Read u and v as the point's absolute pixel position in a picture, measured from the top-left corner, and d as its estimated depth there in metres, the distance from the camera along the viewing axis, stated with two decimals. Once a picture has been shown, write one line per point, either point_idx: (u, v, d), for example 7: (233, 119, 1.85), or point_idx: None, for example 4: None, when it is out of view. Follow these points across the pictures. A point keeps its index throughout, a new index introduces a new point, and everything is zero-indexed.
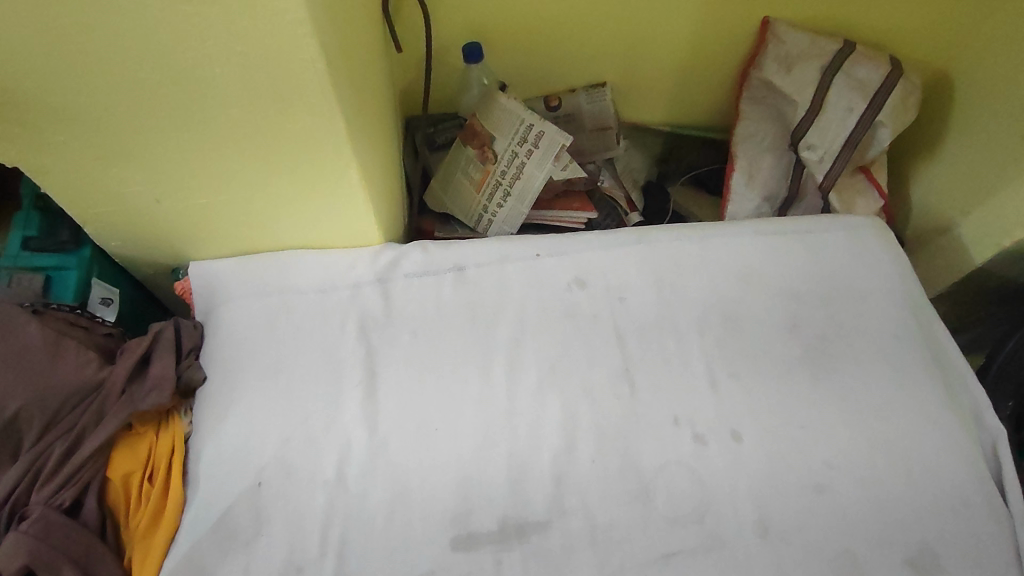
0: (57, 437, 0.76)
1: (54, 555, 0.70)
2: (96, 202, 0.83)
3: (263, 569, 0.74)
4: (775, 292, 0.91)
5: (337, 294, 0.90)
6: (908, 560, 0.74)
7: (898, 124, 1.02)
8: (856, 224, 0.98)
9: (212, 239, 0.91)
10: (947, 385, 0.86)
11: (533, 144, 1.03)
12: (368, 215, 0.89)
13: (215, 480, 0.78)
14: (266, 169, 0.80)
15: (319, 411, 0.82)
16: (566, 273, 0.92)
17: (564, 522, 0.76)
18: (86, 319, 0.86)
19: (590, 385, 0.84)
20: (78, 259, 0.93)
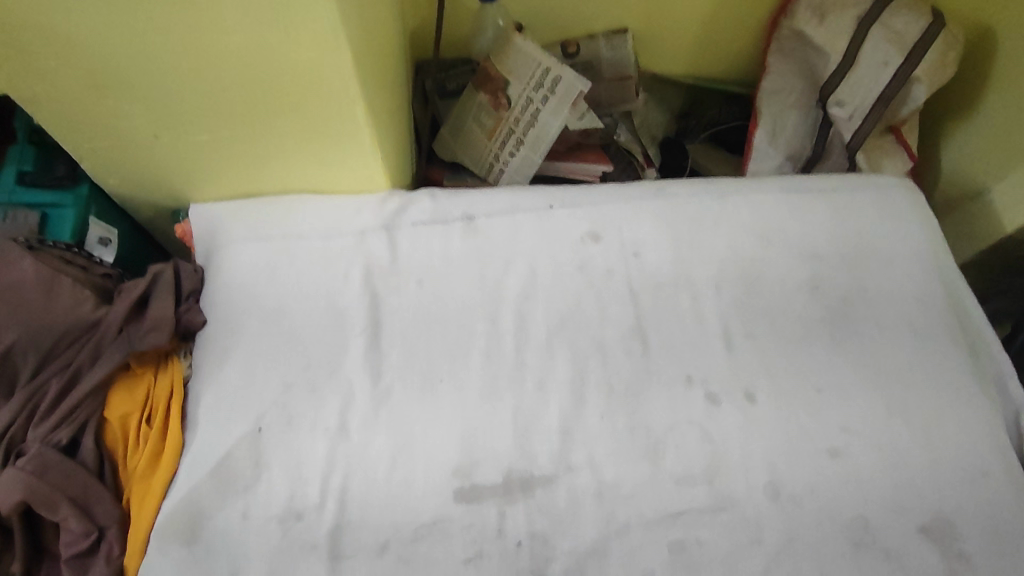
0: (53, 374, 0.75)
1: (52, 492, 0.69)
2: (91, 136, 0.80)
3: (261, 515, 0.72)
4: (796, 252, 0.87)
5: (342, 240, 0.87)
6: (923, 527, 0.72)
7: (933, 82, 0.97)
8: (883, 184, 0.93)
9: (213, 180, 0.88)
10: (972, 352, 0.83)
11: (549, 90, 0.98)
12: (373, 159, 0.86)
13: (215, 423, 0.77)
14: (269, 106, 0.76)
15: (322, 358, 0.80)
16: (580, 225, 0.89)
17: (570, 477, 0.74)
18: (83, 258, 0.84)
19: (601, 341, 0.81)
20: (75, 196, 0.89)
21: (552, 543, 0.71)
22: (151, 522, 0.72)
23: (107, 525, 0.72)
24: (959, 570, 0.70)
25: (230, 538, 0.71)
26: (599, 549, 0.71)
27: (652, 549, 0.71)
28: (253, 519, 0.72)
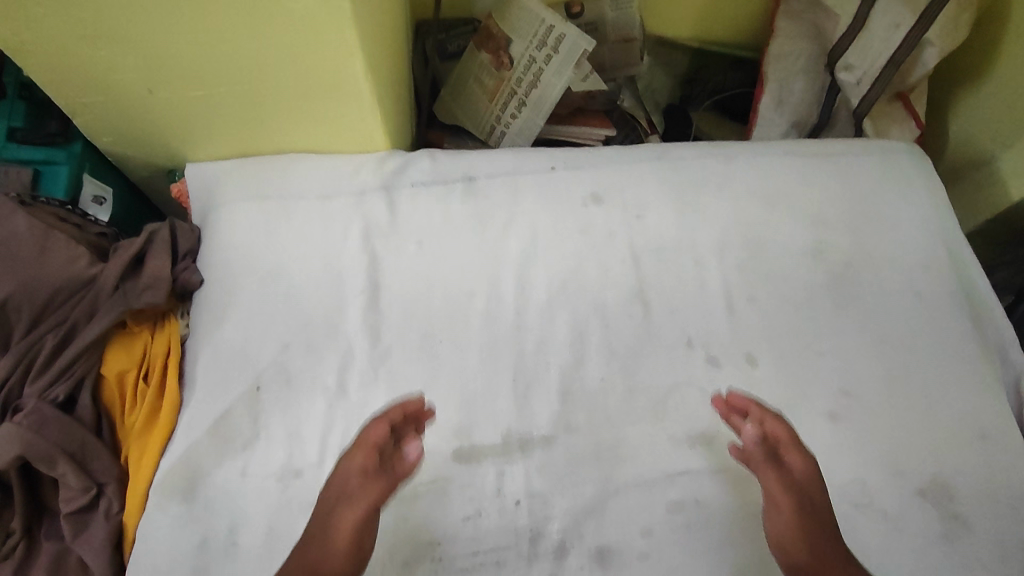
0: (48, 330, 0.74)
1: (49, 447, 0.69)
2: (82, 89, 0.77)
3: (260, 473, 0.72)
4: (801, 216, 0.86)
5: (340, 199, 0.86)
6: (921, 489, 0.72)
7: (947, 43, 0.93)
8: (891, 149, 0.92)
9: (209, 138, 0.86)
10: (975, 318, 0.82)
11: (553, 49, 0.96)
12: (373, 117, 0.84)
13: (212, 382, 0.76)
14: (267, 60, 0.74)
15: (321, 317, 0.79)
16: (581, 187, 0.87)
17: (569, 438, 0.74)
18: (78, 216, 0.83)
19: (603, 303, 0.81)
20: (68, 153, 0.88)
21: (551, 503, 0.71)
22: (150, 479, 0.72)
23: (106, 482, 0.72)
24: (956, 531, 0.70)
25: (228, 495, 0.71)
26: (597, 509, 0.71)
27: (650, 509, 0.71)
28: (251, 477, 0.72)
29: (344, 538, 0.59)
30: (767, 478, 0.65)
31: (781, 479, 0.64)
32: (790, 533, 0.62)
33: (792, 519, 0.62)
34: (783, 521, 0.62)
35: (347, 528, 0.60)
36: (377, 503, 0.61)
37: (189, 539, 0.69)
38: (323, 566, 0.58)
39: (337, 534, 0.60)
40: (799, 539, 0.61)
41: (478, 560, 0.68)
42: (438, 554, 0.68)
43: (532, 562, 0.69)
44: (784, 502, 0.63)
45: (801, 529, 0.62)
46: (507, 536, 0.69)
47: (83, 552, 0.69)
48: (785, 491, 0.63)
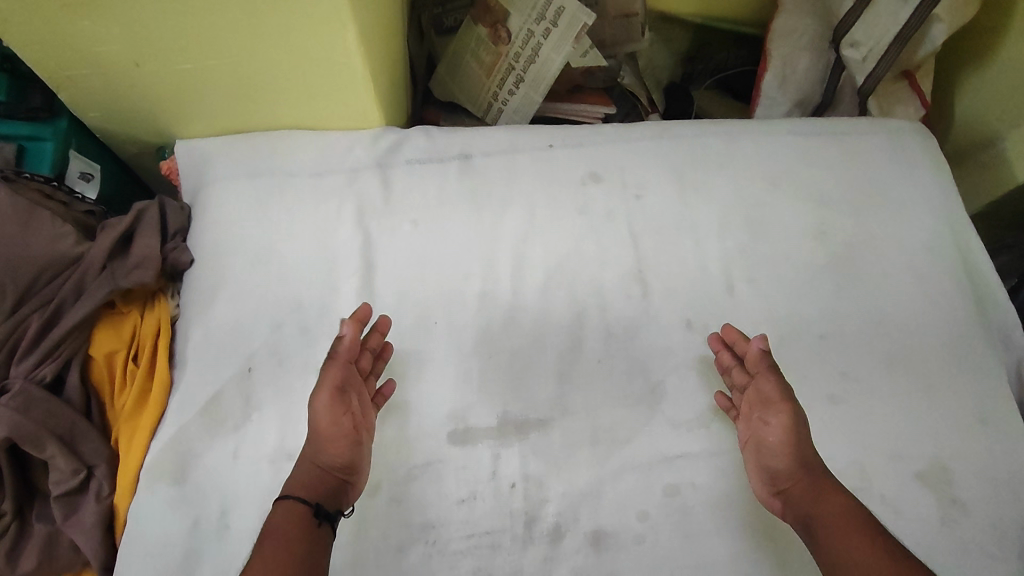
0: (34, 309, 0.73)
1: (37, 429, 0.68)
2: (66, 61, 0.74)
3: (252, 456, 0.71)
4: (803, 196, 0.85)
5: (333, 177, 0.84)
6: (919, 473, 0.71)
7: (955, 20, 0.91)
8: (898, 128, 0.90)
9: (200, 113, 0.84)
10: (977, 301, 0.81)
11: (551, 22, 0.93)
12: (367, 93, 0.81)
13: (203, 364, 0.75)
14: (259, 34, 0.71)
15: (313, 297, 0.78)
16: (580, 166, 0.85)
17: (565, 421, 0.73)
18: (64, 194, 0.81)
19: (601, 285, 0.79)
20: (54, 129, 0.85)
21: (547, 485, 0.70)
22: (140, 461, 0.71)
23: (95, 465, 0.71)
24: (953, 515, 0.70)
25: (220, 477, 0.70)
26: (593, 492, 0.70)
27: (646, 492, 0.70)
28: (244, 459, 0.71)
29: (324, 423, 0.65)
30: (764, 386, 0.68)
31: (778, 388, 0.67)
32: (781, 436, 0.66)
33: (784, 425, 0.66)
34: (773, 427, 0.66)
35: (323, 417, 0.65)
36: (338, 385, 0.67)
37: (181, 522, 0.68)
38: (321, 457, 0.65)
39: (317, 425, 0.65)
40: (787, 443, 0.65)
41: (472, 543, 0.68)
42: (432, 537, 0.68)
43: (527, 545, 0.68)
44: (778, 407, 0.67)
45: (792, 434, 0.65)
46: (502, 519, 0.69)
47: (74, 535, 0.69)
48: (784, 399, 0.67)
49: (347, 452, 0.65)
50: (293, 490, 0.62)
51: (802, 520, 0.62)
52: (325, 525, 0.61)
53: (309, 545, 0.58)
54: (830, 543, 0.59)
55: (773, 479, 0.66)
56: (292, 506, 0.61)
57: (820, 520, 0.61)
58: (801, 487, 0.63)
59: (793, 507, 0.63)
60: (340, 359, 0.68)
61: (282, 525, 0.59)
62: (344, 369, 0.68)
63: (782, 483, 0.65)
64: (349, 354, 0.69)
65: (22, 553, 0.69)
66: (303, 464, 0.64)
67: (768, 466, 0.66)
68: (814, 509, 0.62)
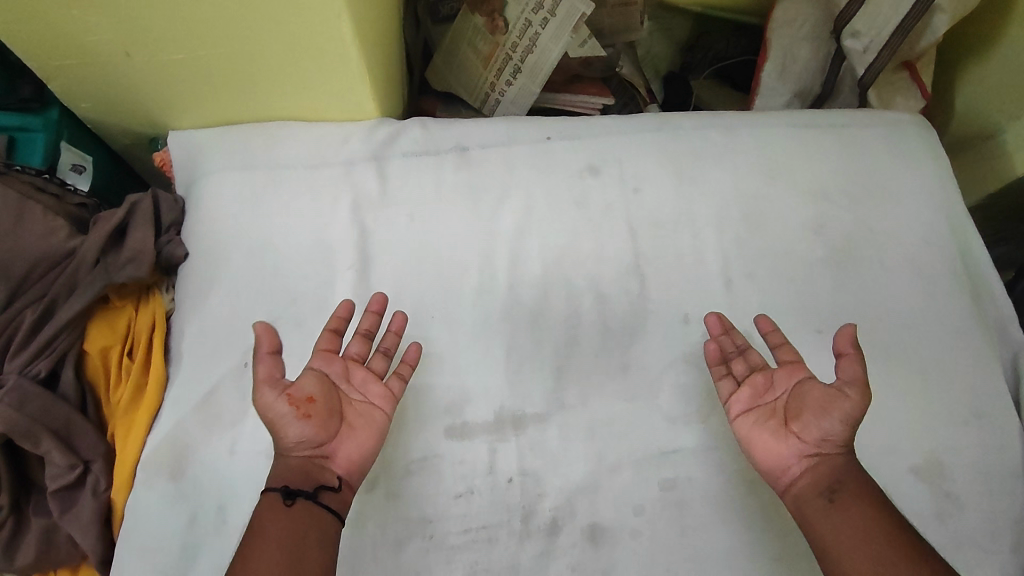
0: (27, 305, 0.72)
1: (32, 425, 0.67)
2: (56, 51, 0.73)
3: (248, 451, 0.71)
4: (801, 189, 0.84)
5: (329, 169, 0.83)
6: (915, 467, 0.72)
7: (957, 8, 0.90)
8: (898, 120, 0.89)
9: (192, 104, 0.82)
10: (975, 295, 0.81)
11: (550, 11, 0.92)
12: (361, 84, 0.80)
13: (199, 358, 0.74)
14: (252, 23, 0.70)
15: (309, 291, 0.78)
16: (578, 158, 0.85)
17: (562, 415, 0.73)
18: (56, 186, 0.80)
19: (599, 279, 0.79)
20: (44, 120, 0.84)
21: (543, 480, 0.71)
22: (137, 457, 0.71)
23: (92, 459, 0.71)
24: (948, 509, 0.70)
25: (217, 472, 0.70)
26: (591, 486, 0.70)
27: (642, 487, 0.71)
28: (241, 454, 0.71)
29: (269, 420, 0.61)
30: (846, 364, 0.62)
31: (861, 374, 0.61)
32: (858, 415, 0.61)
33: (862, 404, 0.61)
34: (856, 402, 0.61)
35: (264, 414, 0.62)
36: (266, 377, 0.62)
37: (178, 517, 0.68)
38: (283, 442, 0.61)
39: (264, 417, 0.62)
40: (858, 419, 0.60)
41: (469, 538, 0.68)
42: (430, 531, 0.68)
43: (524, 539, 0.68)
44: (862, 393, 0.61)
45: (861, 415, 0.61)
46: (499, 514, 0.69)
47: (71, 529, 0.69)
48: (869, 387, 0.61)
49: (297, 432, 0.61)
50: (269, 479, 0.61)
51: (826, 486, 0.60)
52: (296, 505, 0.59)
53: (284, 525, 0.57)
54: (845, 514, 0.58)
55: (815, 443, 0.61)
56: (265, 494, 0.60)
57: (844, 493, 0.59)
58: (844, 458, 0.61)
59: (822, 473, 0.60)
60: (262, 354, 0.63)
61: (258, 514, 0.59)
62: (269, 361, 0.63)
63: (825, 449, 0.61)
64: (269, 343, 0.64)
65: (21, 545, 0.69)
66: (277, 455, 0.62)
67: (816, 430, 0.61)
68: (843, 478, 0.60)
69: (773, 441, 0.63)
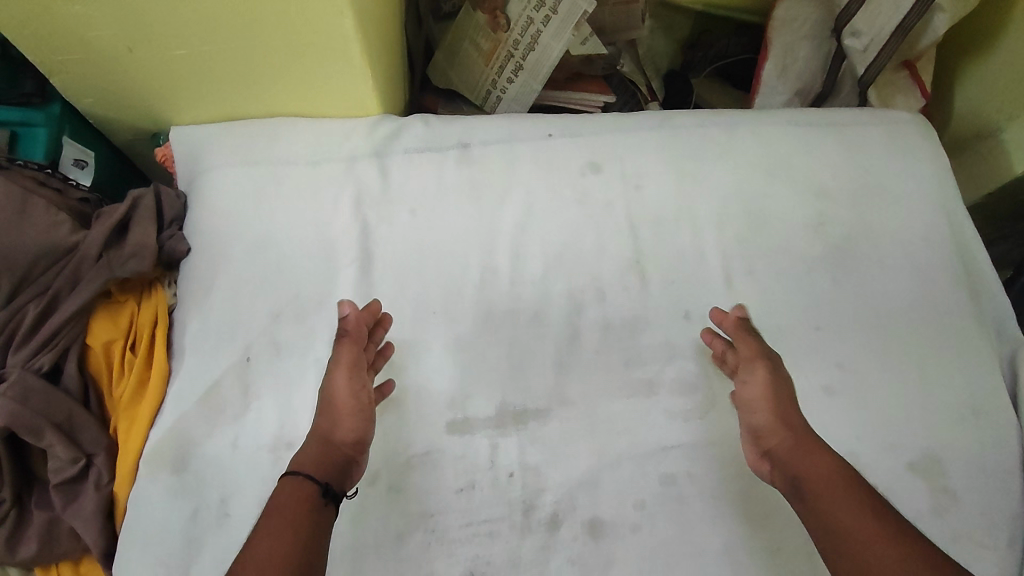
0: (30, 299, 0.73)
1: (36, 418, 0.68)
2: (58, 46, 0.73)
3: (250, 446, 0.71)
4: (801, 188, 0.85)
5: (330, 166, 0.83)
6: (913, 463, 0.72)
7: (958, 7, 0.89)
8: (897, 119, 0.90)
9: (194, 100, 0.83)
10: (973, 293, 0.81)
11: (551, 9, 0.92)
12: (363, 79, 0.80)
13: (201, 353, 0.75)
14: (256, 18, 0.70)
15: (312, 287, 0.78)
16: (580, 155, 0.85)
17: (564, 411, 0.73)
18: (58, 180, 0.80)
19: (600, 276, 0.79)
20: (46, 115, 0.84)
21: (545, 475, 0.71)
22: (139, 451, 0.71)
23: (95, 453, 0.71)
24: (945, 505, 0.71)
25: (220, 465, 0.70)
26: (591, 481, 0.71)
27: (642, 482, 0.71)
28: (243, 449, 0.71)
29: (343, 401, 0.66)
30: (742, 346, 0.71)
31: (754, 348, 0.70)
32: (761, 392, 0.67)
33: (760, 381, 0.68)
34: (751, 383, 0.69)
35: (341, 389, 0.66)
36: (354, 360, 0.68)
37: (180, 511, 0.69)
38: (334, 433, 0.65)
39: (333, 396, 0.66)
40: (765, 399, 0.67)
41: (471, 532, 0.68)
42: (431, 525, 0.68)
43: (524, 533, 0.69)
44: (756, 364, 0.69)
45: (770, 393, 0.67)
46: (500, 508, 0.69)
47: (74, 522, 0.69)
48: (759, 356, 0.69)
49: (358, 427, 0.65)
50: (302, 466, 0.61)
51: (792, 487, 0.62)
52: (331, 505, 0.60)
53: (314, 523, 0.58)
54: (826, 508, 0.59)
55: (756, 444, 0.67)
56: (300, 484, 0.59)
57: (814, 485, 0.60)
58: (784, 444, 0.64)
59: (781, 469, 0.63)
60: (353, 336, 0.69)
61: (289, 502, 0.58)
62: (358, 346, 0.69)
63: (766, 443, 0.66)
64: (358, 330, 0.70)
65: (23, 538, 0.70)
66: (313, 441, 0.64)
67: (750, 432, 0.68)
68: (799, 470, 0.62)
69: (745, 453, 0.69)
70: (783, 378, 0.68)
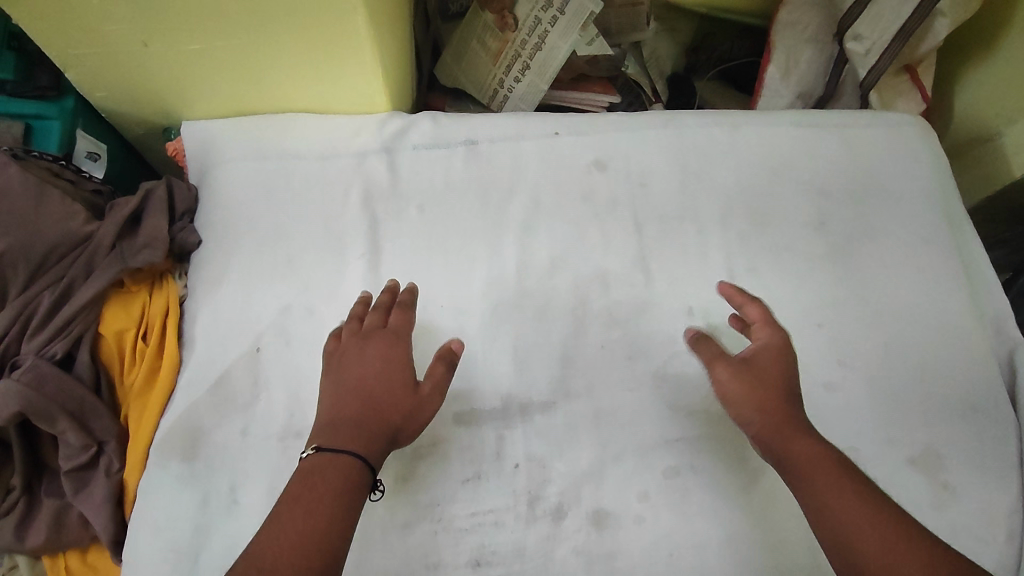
0: (45, 288, 0.74)
1: (49, 405, 0.69)
2: (76, 40, 0.74)
3: (260, 434, 0.72)
4: (803, 188, 0.86)
5: (340, 160, 0.85)
6: (912, 458, 0.73)
7: (957, 13, 0.91)
8: (898, 121, 0.91)
9: (208, 95, 0.84)
10: (972, 292, 0.83)
11: (559, 10, 0.94)
12: (375, 77, 0.82)
13: (211, 344, 0.76)
14: (270, 16, 0.72)
15: (320, 280, 0.79)
16: (586, 153, 0.86)
17: (569, 403, 0.75)
18: (71, 173, 0.82)
19: (605, 272, 0.80)
20: (60, 109, 0.85)
21: (550, 466, 0.72)
22: (150, 439, 0.72)
23: (106, 440, 0.72)
24: (944, 499, 0.72)
25: (230, 453, 0.71)
26: (595, 473, 0.72)
27: (645, 475, 0.72)
28: (252, 438, 0.72)
29: (423, 419, 0.66)
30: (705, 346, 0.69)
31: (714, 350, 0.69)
32: (732, 387, 0.66)
33: (726, 378, 0.66)
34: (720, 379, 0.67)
35: (427, 409, 0.66)
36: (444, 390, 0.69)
37: (190, 498, 0.69)
38: (402, 433, 0.64)
39: (417, 409, 0.66)
40: (736, 396, 0.65)
41: (477, 521, 0.69)
42: (437, 514, 0.69)
43: (530, 523, 0.70)
44: (719, 364, 0.68)
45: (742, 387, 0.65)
46: (505, 498, 0.70)
47: (85, 509, 0.70)
48: (719, 356, 0.68)
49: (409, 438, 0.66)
50: (371, 454, 0.61)
51: (783, 471, 0.62)
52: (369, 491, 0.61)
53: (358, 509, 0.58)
54: (812, 490, 0.59)
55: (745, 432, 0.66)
56: (361, 470, 0.60)
57: (799, 470, 0.60)
58: (768, 435, 0.63)
59: (771, 457, 0.63)
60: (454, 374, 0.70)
61: (348, 484, 0.58)
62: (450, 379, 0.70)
63: (750, 432, 0.65)
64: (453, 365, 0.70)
65: (33, 525, 0.71)
66: (384, 426, 0.63)
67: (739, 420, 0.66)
68: (785, 456, 0.62)
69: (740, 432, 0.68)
70: (760, 359, 0.67)
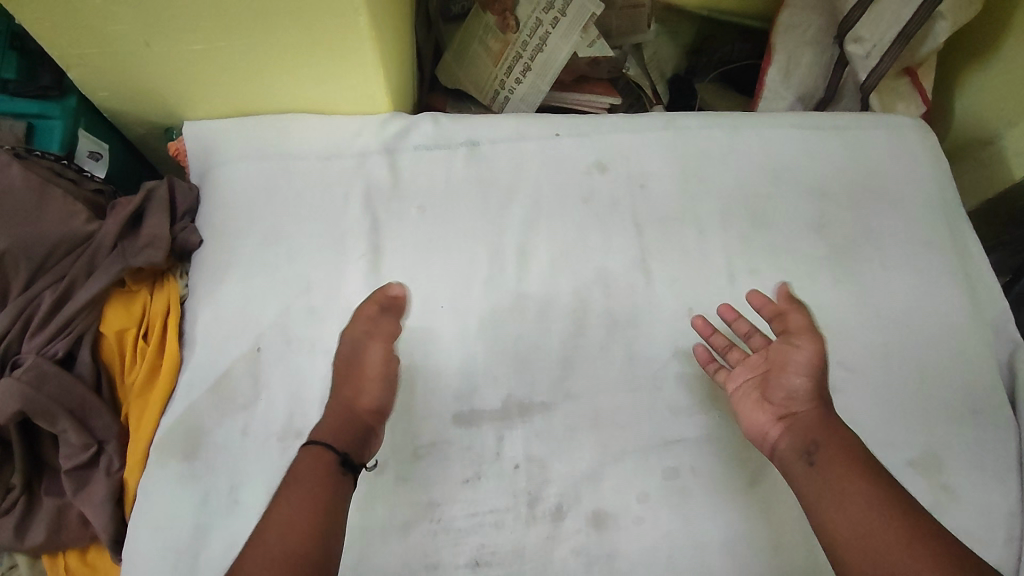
0: (46, 287, 0.74)
1: (50, 403, 0.69)
2: (77, 40, 0.74)
3: (260, 433, 0.72)
4: (804, 190, 0.86)
5: (341, 161, 0.85)
6: (912, 461, 0.73)
7: (958, 17, 0.92)
8: (899, 123, 0.91)
9: (210, 95, 0.84)
10: (972, 294, 0.83)
11: (560, 12, 0.94)
12: (376, 78, 0.82)
13: (212, 343, 0.76)
14: (271, 16, 0.72)
15: (321, 280, 0.79)
16: (587, 155, 0.86)
17: (569, 404, 0.75)
18: (73, 172, 0.82)
19: (605, 273, 0.81)
20: (62, 108, 0.86)
21: (550, 467, 0.72)
22: (150, 438, 0.72)
23: (106, 440, 0.72)
24: (943, 501, 0.72)
25: (230, 452, 0.71)
26: (594, 474, 0.72)
27: (645, 476, 0.72)
28: (253, 438, 0.72)
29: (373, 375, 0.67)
30: (794, 318, 0.68)
31: (805, 323, 0.67)
32: (809, 363, 0.65)
33: (812, 353, 0.65)
34: (801, 350, 0.65)
35: (372, 360, 0.68)
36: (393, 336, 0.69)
37: (191, 497, 0.69)
38: (357, 399, 0.66)
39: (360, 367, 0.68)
40: (812, 372, 0.64)
41: (476, 521, 0.69)
42: (437, 515, 0.69)
43: (530, 523, 0.70)
44: (807, 336, 0.66)
45: (818, 364, 0.64)
46: (504, 499, 0.70)
47: (85, 507, 0.70)
48: (811, 331, 0.66)
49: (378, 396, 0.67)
50: (329, 436, 0.63)
51: (805, 450, 0.62)
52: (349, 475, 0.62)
53: (328, 491, 0.59)
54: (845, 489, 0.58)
55: (782, 403, 0.65)
56: (320, 454, 0.61)
57: (836, 464, 0.60)
58: (813, 416, 0.63)
59: (796, 434, 0.63)
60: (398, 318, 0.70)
61: (311, 471, 0.60)
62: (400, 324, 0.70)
63: (794, 407, 0.64)
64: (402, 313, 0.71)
65: (33, 524, 0.71)
66: (337, 406, 0.66)
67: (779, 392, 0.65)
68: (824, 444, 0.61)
69: (754, 408, 0.68)
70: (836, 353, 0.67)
